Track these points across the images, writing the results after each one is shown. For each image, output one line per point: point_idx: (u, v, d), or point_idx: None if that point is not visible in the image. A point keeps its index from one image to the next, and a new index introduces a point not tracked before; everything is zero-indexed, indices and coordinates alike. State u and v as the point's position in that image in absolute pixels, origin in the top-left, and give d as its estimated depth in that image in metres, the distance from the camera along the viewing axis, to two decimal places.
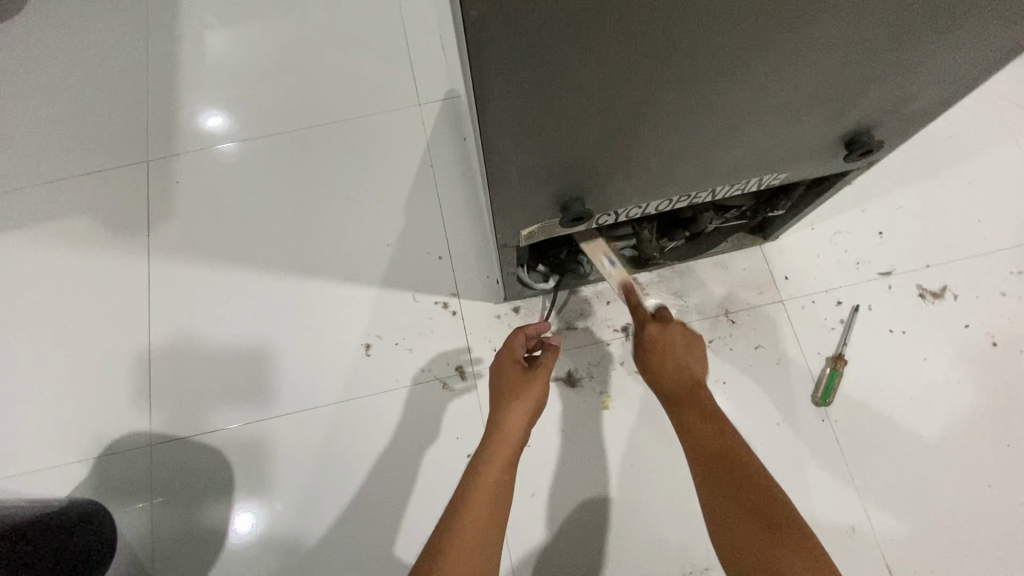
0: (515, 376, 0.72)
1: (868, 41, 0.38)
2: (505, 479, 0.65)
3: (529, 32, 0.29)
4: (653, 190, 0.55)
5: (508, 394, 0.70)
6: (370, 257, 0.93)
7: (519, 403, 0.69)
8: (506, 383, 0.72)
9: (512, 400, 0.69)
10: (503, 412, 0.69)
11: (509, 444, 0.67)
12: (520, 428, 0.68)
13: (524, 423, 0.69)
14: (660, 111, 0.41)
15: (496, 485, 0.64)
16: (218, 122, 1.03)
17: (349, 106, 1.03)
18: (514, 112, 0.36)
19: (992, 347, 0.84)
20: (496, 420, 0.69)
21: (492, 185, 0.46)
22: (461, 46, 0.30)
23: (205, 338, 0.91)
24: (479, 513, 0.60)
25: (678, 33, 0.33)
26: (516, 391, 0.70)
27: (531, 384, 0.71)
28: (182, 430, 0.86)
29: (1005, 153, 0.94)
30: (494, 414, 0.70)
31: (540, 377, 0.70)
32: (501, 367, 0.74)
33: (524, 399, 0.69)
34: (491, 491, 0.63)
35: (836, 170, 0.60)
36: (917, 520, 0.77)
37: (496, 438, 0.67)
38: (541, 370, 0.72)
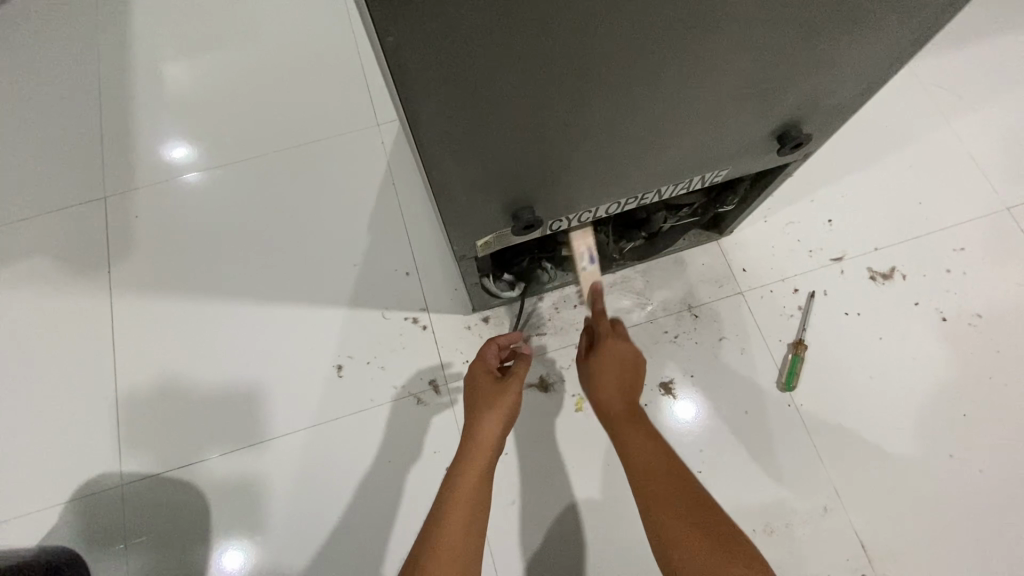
0: (487, 388, 0.73)
1: (776, 43, 0.41)
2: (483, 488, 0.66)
3: (445, 54, 0.31)
4: (601, 194, 0.57)
5: (482, 403, 0.71)
6: (337, 278, 0.93)
7: (493, 409, 0.70)
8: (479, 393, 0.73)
9: (485, 409, 0.70)
10: (477, 422, 0.70)
11: (485, 453, 0.68)
12: (495, 434, 0.69)
13: (499, 430, 0.69)
14: (591, 120, 0.43)
15: (474, 495, 0.64)
16: (182, 153, 1.02)
17: (309, 130, 1.03)
18: (446, 130, 0.38)
19: (942, 322, 0.88)
20: (472, 430, 0.69)
21: (438, 200, 0.47)
22: (383, 71, 0.32)
23: (173, 372, 0.90)
24: (457, 522, 0.61)
25: (595, 46, 0.35)
26: (490, 400, 0.71)
27: (504, 392, 0.72)
28: (154, 467, 0.84)
29: (939, 136, 0.99)
30: (469, 426, 0.70)
31: (511, 385, 0.72)
32: (474, 377, 0.75)
33: (497, 408, 0.70)
34: (468, 500, 0.64)
35: (773, 164, 0.62)
36: (885, 494, 0.80)
37: (472, 449, 0.68)
38: (514, 378, 0.73)
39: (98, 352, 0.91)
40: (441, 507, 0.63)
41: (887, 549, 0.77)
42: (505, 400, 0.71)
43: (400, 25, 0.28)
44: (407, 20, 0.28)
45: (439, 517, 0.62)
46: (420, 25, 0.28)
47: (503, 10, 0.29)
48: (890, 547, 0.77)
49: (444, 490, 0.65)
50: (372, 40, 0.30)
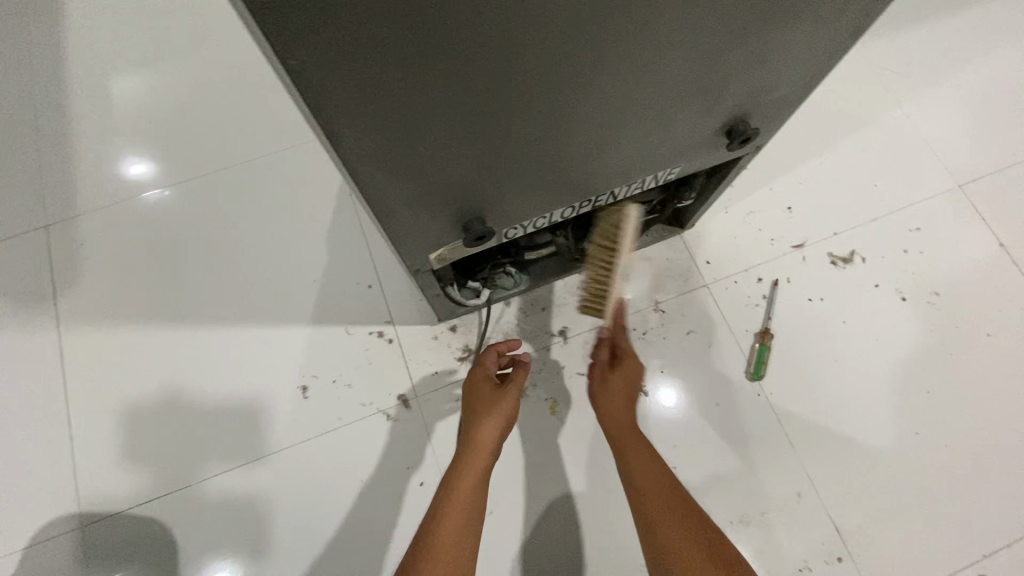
0: (485, 394, 0.73)
1: (711, 43, 0.40)
2: (479, 492, 0.65)
3: (358, 75, 0.30)
4: (553, 200, 0.56)
5: (481, 408, 0.71)
6: (297, 296, 0.91)
7: (493, 415, 0.70)
8: (477, 399, 0.73)
9: (485, 414, 0.70)
10: (477, 426, 0.70)
11: (483, 458, 0.67)
12: (494, 439, 0.69)
13: (497, 436, 0.69)
14: (530, 128, 0.42)
15: (469, 500, 0.64)
16: (140, 168, 0.99)
17: (261, 143, 1.00)
18: (375, 149, 0.36)
19: (902, 301, 0.89)
20: (469, 435, 0.69)
21: (381, 217, 0.45)
22: (293, 97, 0.31)
23: (130, 406, 0.86)
24: (453, 524, 0.60)
25: (520, 58, 0.34)
26: (487, 406, 0.71)
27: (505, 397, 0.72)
28: (115, 506, 0.81)
29: (890, 118, 1.00)
30: (467, 432, 0.70)
31: (511, 391, 0.72)
32: (473, 383, 0.74)
33: (497, 413, 0.70)
34: (465, 504, 0.63)
35: (726, 159, 0.62)
36: (856, 476, 0.81)
37: (471, 454, 0.67)
38: (514, 386, 0.73)
39: (50, 389, 0.87)
40: (436, 512, 0.62)
41: (861, 530, 0.78)
42: (504, 405, 0.71)
43: (301, 49, 0.27)
44: (306, 44, 0.27)
45: (435, 521, 0.61)
46: (323, 47, 0.27)
47: (415, 27, 0.28)
48: (862, 528, 0.78)
49: (440, 495, 0.64)
50: (275, 68, 0.29)
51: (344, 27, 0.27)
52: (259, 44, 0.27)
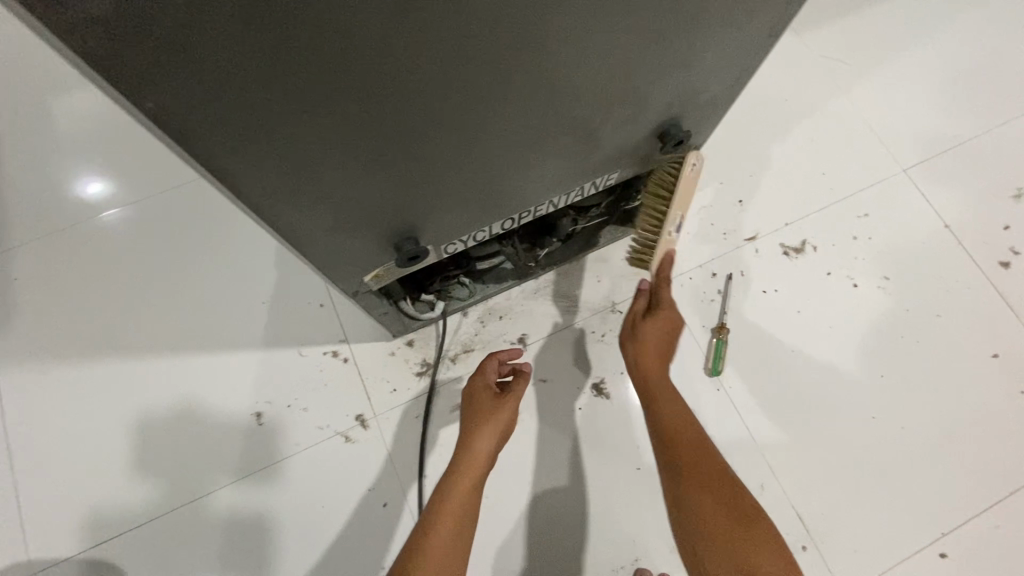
0: (484, 401, 0.69)
1: (619, 53, 0.40)
2: (472, 503, 0.63)
3: (228, 112, 0.29)
4: (488, 214, 0.55)
5: (476, 421, 0.67)
6: (247, 319, 0.89)
7: (488, 430, 0.66)
8: (474, 410, 0.69)
9: (481, 428, 0.66)
10: (472, 439, 0.66)
11: (478, 468, 0.64)
12: (490, 455, 0.66)
13: (494, 446, 0.66)
14: (443, 150, 0.41)
15: (461, 513, 0.61)
16: (98, 187, 0.95)
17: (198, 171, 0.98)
18: (271, 182, 0.35)
19: (853, 288, 0.90)
20: (463, 445, 0.66)
21: (300, 248, 0.44)
22: (166, 142, 0.30)
23: (75, 445, 0.83)
24: (442, 545, 0.58)
25: (411, 83, 0.33)
26: (484, 415, 0.68)
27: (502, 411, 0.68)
28: (66, 550, 0.78)
29: (834, 106, 1.01)
30: (461, 442, 0.67)
31: (511, 399, 0.68)
32: (473, 392, 0.70)
33: (493, 429, 0.67)
34: (454, 517, 0.61)
35: (666, 161, 0.62)
36: (816, 464, 0.82)
37: (466, 464, 0.64)
38: (513, 398, 0.69)
39: None
40: (426, 527, 0.60)
41: (823, 517, 0.79)
42: (501, 415, 0.67)
43: (153, 91, 0.26)
44: (157, 87, 0.26)
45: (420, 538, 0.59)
46: (178, 86, 0.26)
47: (277, 60, 0.27)
48: (825, 516, 0.79)
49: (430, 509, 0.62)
50: (135, 115, 0.28)
51: (197, 66, 0.26)
52: (109, 93, 0.26)
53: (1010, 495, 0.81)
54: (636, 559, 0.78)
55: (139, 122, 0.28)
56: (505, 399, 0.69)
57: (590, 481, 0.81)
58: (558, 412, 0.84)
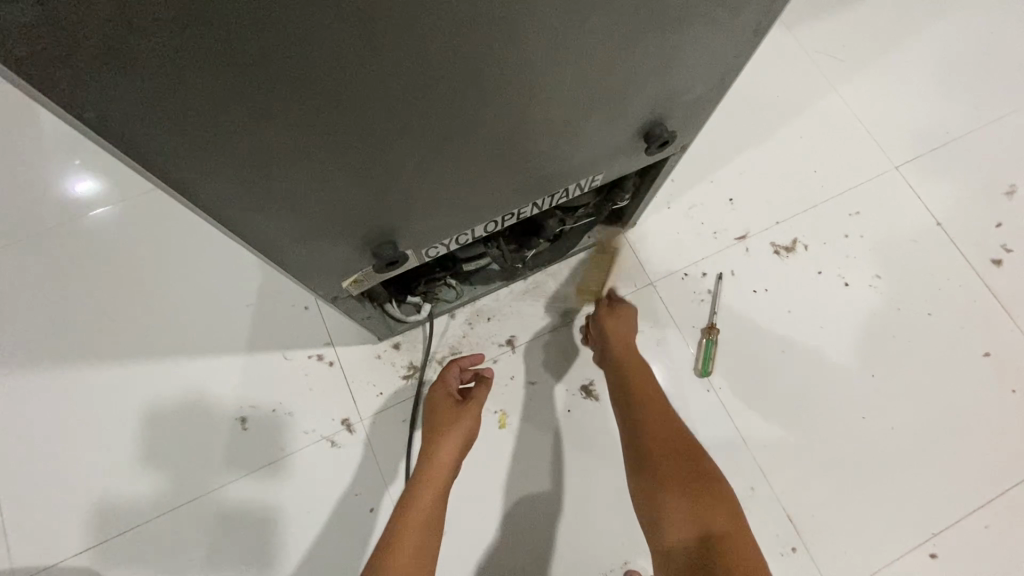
0: (446, 409, 0.70)
1: (598, 54, 0.38)
2: (436, 512, 0.63)
3: (178, 120, 0.28)
4: (470, 216, 0.53)
5: (439, 425, 0.69)
6: (232, 322, 0.87)
7: (452, 432, 0.68)
8: (437, 416, 0.70)
9: (444, 432, 0.68)
10: (435, 444, 0.67)
11: (442, 475, 0.65)
12: (454, 457, 0.67)
13: (457, 454, 0.67)
14: (416, 153, 0.40)
15: (426, 520, 0.61)
16: (89, 185, 0.93)
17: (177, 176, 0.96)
18: (235, 190, 0.34)
19: (844, 287, 0.90)
20: (427, 453, 0.67)
21: (270, 255, 0.43)
22: (116, 154, 0.29)
23: (55, 453, 0.81)
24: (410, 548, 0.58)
25: (377, 87, 0.31)
26: (448, 423, 0.69)
27: (464, 414, 0.70)
28: (48, 559, 0.77)
29: (826, 103, 1.00)
30: (426, 448, 0.68)
31: (473, 406, 0.70)
32: (434, 400, 0.72)
33: (457, 430, 0.68)
34: (421, 524, 0.61)
35: (651, 161, 0.61)
36: (806, 465, 0.81)
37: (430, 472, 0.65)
38: (474, 403, 0.71)
39: None
40: (390, 536, 0.59)
41: (814, 517, 0.79)
42: (464, 423, 0.69)
43: (94, 99, 0.25)
44: (98, 98, 0.25)
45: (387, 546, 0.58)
46: (120, 95, 0.25)
47: (227, 69, 0.26)
48: (816, 517, 0.79)
49: (395, 518, 0.62)
50: (78, 127, 0.26)
51: (139, 75, 0.24)
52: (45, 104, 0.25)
53: (1000, 494, 0.81)
54: (626, 562, 0.77)
55: (81, 132, 0.27)
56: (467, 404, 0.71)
57: (580, 484, 0.80)
58: (547, 414, 0.83)
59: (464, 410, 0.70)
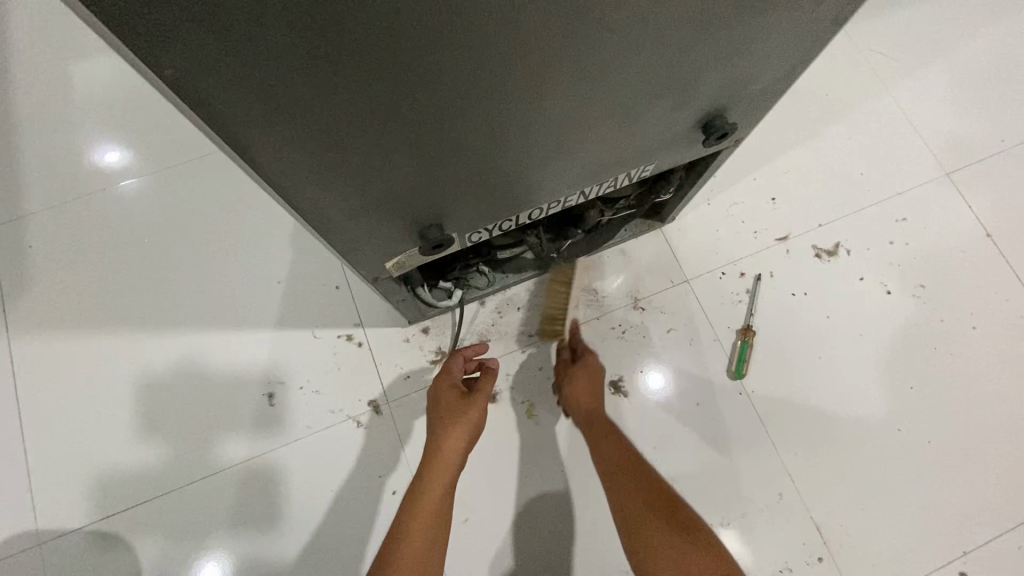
0: (450, 401, 0.67)
1: (676, 37, 0.37)
2: (441, 509, 0.62)
3: (257, 84, 0.26)
4: (518, 202, 0.52)
5: (443, 419, 0.66)
6: (262, 297, 0.87)
7: (456, 427, 0.65)
8: (442, 407, 0.67)
9: (449, 426, 0.65)
10: (440, 438, 0.65)
11: (446, 472, 0.63)
12: (459, 452, 0.64)
13: (462, 449, 0.64)
14: (479, 134, 0.38)
15: (431, 521, 0.60)
16: (116, 156, 0.93)
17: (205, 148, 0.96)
18: (298, 161, 0.33)
19: (887, 295, 0.87)
20: (432, 449, 0.64)
21: (321, 230, 0.42)
22: (189, 115, 0.28)
23: (88, 416, 0.82)
24: (415, 550, 0.57)
25: (454, 62, 0.30)
26: (453, 416, 0.65)
27: (469, 408, 0.66)
28: (77, 520, 0.78)
29: (877, 102, 0.97)
30: (430, 443, 0.65)
31: (479, 398, 0.66)
32: (438, 391, 0.69)
33: (463, 425, 0.65)
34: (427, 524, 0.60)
35: (704, 153, 0.59)
36: (838, 475, 0.79)
37: (435, 468, 0.63)
38: (481, 394, 0.67)
39: None
40: (396, 535, 0.59)
41: (843, 528, 0.77)
42: (469, 416, 0.66)
43: (175, 56, 0.23)
44: (180, 55, 0.23)
45: (392, 547, 0.57)
46: (203, 54, 0.24)
47: (311, 33, 0.25)
48: (845, 528, 0.77)
49: (401, 515, 0.61)
50: (155, 82, 0.25)
51: (223, 32, 0.23)
52: (127, 57, 0.24)
53: None
54: None
55: (159, 91, 0.26)
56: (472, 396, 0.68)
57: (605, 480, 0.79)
58: None
59: (470, 403, 0.66)
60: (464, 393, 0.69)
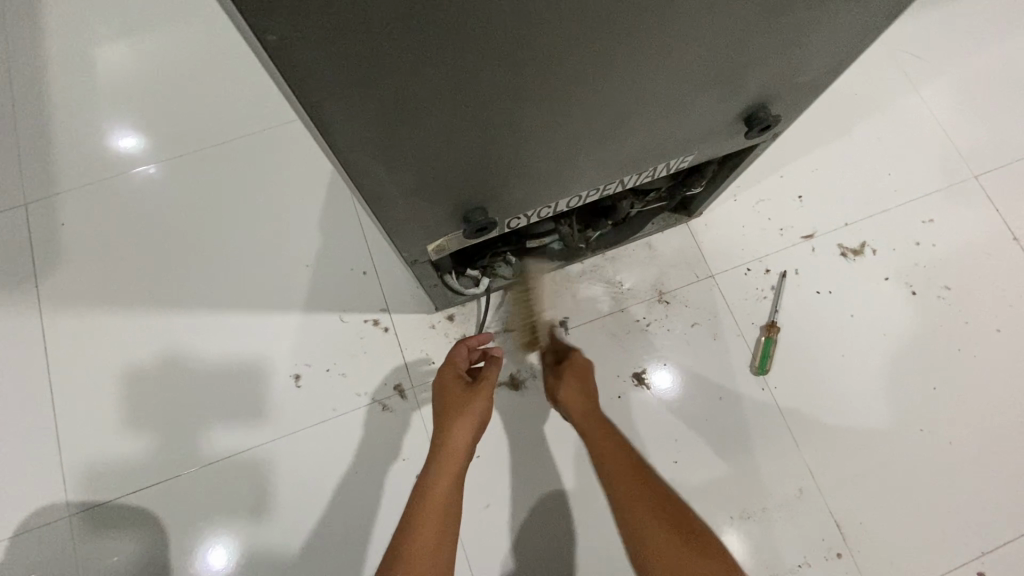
0: (456, 391, 0.68)
1: (739, 26, 0.37)
2: (455, 493, 0.62)
3: (348, 55, 0.27)
4: (559, 189, 0.52)
5: (451, 408, 0.67)
6: (291, 280, 0.88)
7: (464, 415, 0.65)
8: (448, 398, 0.68)
9: (456, 414, 0.65)
10: (448, 426, 0.65)
11: (457, 457, 0.64)
12: (467, 439, 0.65)
13: (471, 435, 0.65)
14: (539, 116, 0.38)
15: (445, 504, 0.60)
16: (145, 137, 0.94)
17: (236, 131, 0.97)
18: (367, 136, 0.33)
19: (912, 295, 0.87)
20: (443, 435, 0.65)
21: (373, 207, 0.42)
22: (276, 80, 0.28)
23: (117, 393, 0.83)
24: (429, 535, 0.57)
25: (529, 41, 0.31)
26: (462, 403, 0.66)
27: (475, 396, 0.67)
28: (105, 494, 0.79)
29: (907, 103, 0.97)
30: (439, 430, 0.66)
31: (484, 386, 0.67)
32: (443, 383, 0.70)
33: (470, 412, 0.66)
34: (440, 507, 0.60)
35: (742, 146, 0.59)
36: (859, 473, 0.80)
37: (444, 455, 0.63)
38: (485, 382, 0.68)
39: (29, 376, 0.83)
40: (410, 518, 0.59)
41: (862, 525, 0.78)
42: (476, 404, 0.66)
43: (279, 21, 0.24)
44: (285, 20, 0.24)
45: (408, 529, 0.58)
46: (307, 20, 0.24)
47: (407, 8, 0.25)
48: (863, 525, 0.78)
49: (414, 499, 0.61)
50: (252, 44, 0.26)
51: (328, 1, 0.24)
52: (234, 17, 0.24)
53: None
54: None
55: (255, 54, 0.27)
56: (478, 384, 0.69)
57: None
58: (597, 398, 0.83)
59: (475, 390, 0.67)
60: (469, 383, 0.70)
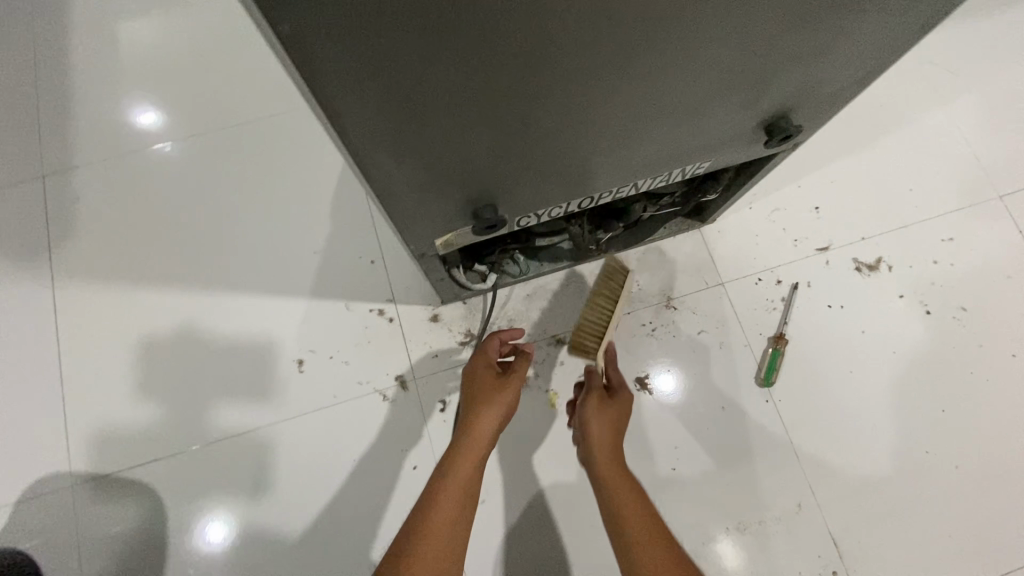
0: (486, 379, 0.68)
1: (762, 34, 0.36)
2: (474, 480, 0.62)
3: (365, 49, 0.27)
4: (571, 190, 0.52)
5: (478, 395, 0.67)
6: (299, 264, 0.88)
7: (493, 404, 0.65)
8: (478, 385, 0.68)
9: (485, 403, 0.65)
10: (475, 413, 0.65)
11: (480, 446, 0.63)
12: (493, 428, 0.65)
13: (497, 425, 0.65)
14: (554, 116, 0.38)
15: (463, 492, 0.60)
16: (162, 115, 0.95)
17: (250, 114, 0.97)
18: (378, 129, 0.33)
19: (926, 315, 0.85)
20: (468, 421, 0.65)
21: (382, 199, 0.42)
22: (289, 70, 0.28)
23: (123, 367, 0.84)
24: (444, 520, 0.57)
25: (546, 43, 0.30)
26: (491, 393, 0.67)
27: (505, 387, 0.67)
28: (108, 466, 0.80)
29: (933, 117, 0.94)
30: (466, 417, 0.65)
31: (514, 380, 0.67)
32: (474, 371, 0.70)
33: (497, 403, 0.66)
34: (459, 491, 0.60)
35: (760, 154, 0.58)
36: (859, 491, 0.79)
37: (468, 442, 0.63)
38: (516, 375, 0.69)
39: (37, 346, 0.84)
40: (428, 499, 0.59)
41: (860, 543, 0.77)
42: (505, 395, 0.66)
43: (294, 13, 0.24)
44: (300, 12, 0.24)
45: (425, 510, 0.58)
46: (322, 13, 0.24)
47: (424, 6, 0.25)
48: (861, 543, 0.77)
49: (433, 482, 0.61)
50: (265, 33, 0.25)
51: None
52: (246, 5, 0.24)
53: None
54: None
55: (266, 42, 0.26)
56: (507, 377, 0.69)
57: None
58: None
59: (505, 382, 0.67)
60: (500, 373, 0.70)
